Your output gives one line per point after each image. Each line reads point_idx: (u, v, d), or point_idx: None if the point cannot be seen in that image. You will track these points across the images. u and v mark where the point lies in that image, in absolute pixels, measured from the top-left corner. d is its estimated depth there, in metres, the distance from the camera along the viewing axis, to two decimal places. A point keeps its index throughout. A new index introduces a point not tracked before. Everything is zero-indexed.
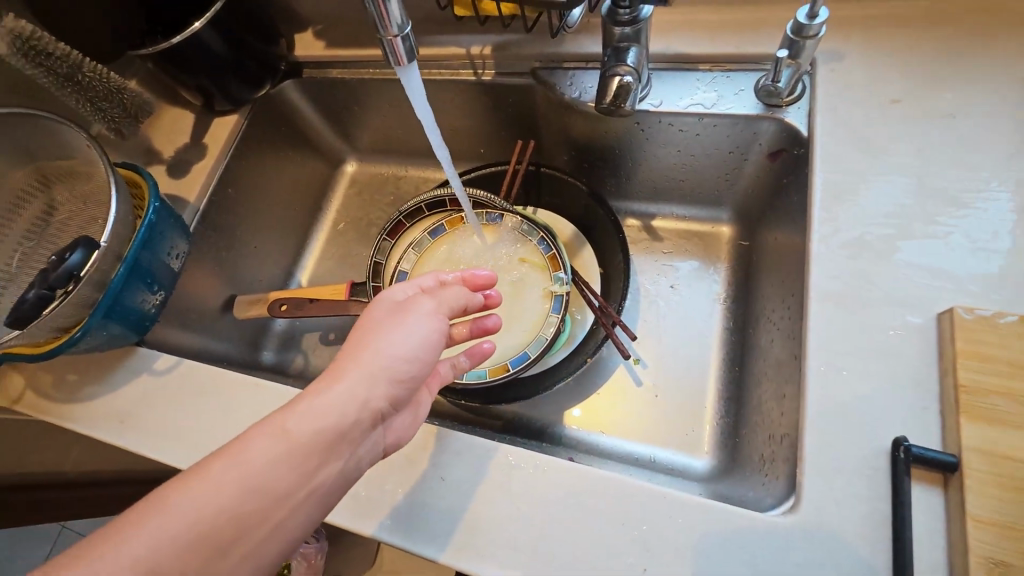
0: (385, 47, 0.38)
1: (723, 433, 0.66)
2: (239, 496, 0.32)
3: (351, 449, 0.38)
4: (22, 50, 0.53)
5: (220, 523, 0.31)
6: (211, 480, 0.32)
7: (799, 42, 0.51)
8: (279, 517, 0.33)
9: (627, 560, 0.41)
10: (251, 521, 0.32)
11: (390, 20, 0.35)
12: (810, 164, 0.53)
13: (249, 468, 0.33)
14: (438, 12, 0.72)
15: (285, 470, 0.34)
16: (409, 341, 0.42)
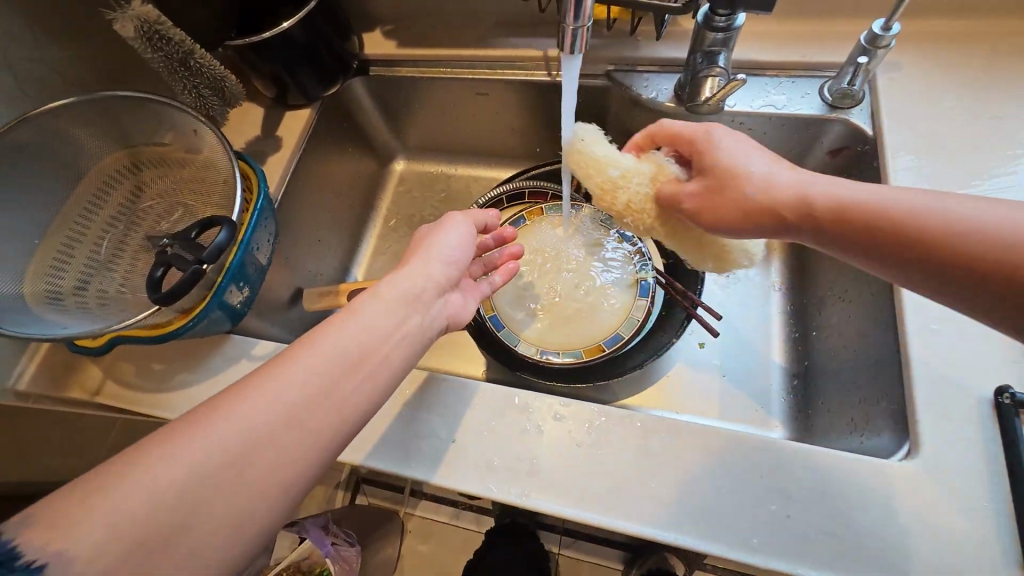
0: (565, 37, 0.41)
1: (794, 406, 0.72)
2: (351, 332, 0.39)
3: (423, 326, 0.45)
4: (148, 36, 0.53)
5: (335, 359, 0.38)
6: (329, 327, 0.39)
7: (873, 49, 0.58)
8: (344, 393, 0.37)
9: (769, 507, 0.45)
10: (318, 396, 0.36)
11: (581, 14, 0.39)
12: (883, 158, 0.60)
13: (315, 349, 0.38)
14: (537, 14, 0.78)
15: (383, 315, 0.42)
16: (453, 238, 0.52)
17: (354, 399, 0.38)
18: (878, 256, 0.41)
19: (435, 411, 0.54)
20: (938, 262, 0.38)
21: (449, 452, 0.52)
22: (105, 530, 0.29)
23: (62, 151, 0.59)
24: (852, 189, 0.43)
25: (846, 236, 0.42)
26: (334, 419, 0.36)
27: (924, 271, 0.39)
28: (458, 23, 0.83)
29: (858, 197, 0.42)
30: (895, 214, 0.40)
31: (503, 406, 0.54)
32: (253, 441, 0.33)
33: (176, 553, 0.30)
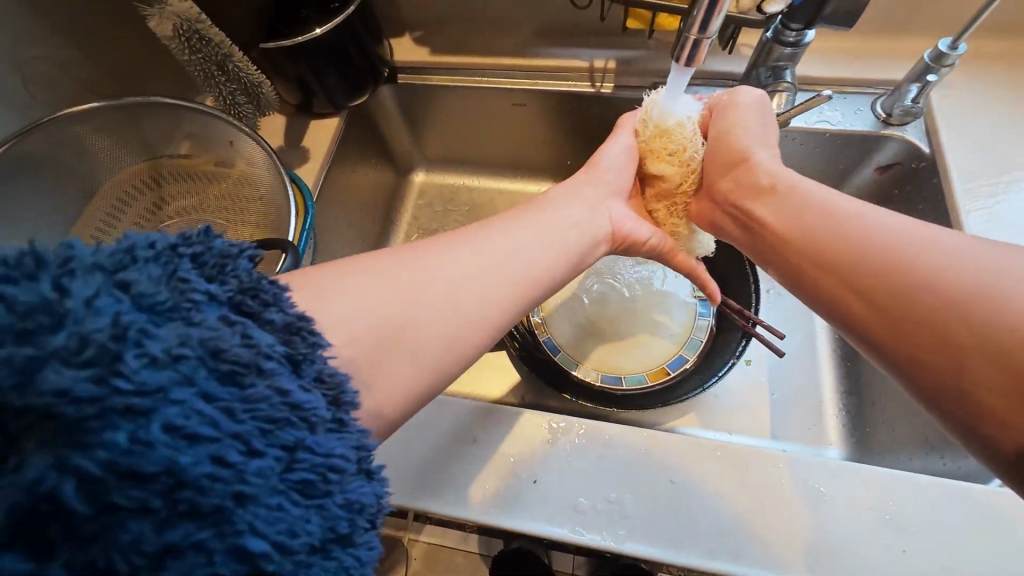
0: (682, 43, 0.43)
1: (848, 423, 0.70)
2: (541, 219, 0.47)
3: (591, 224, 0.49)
4: (186, 35, 0.49)
5: (530, 241, 0.44)
6: (524, 212, 0.47)
7: (938, 67, 0.57)
8: (526, 265, 0.42)
9: (882, 542, 0.44)
10: (508, 259, 0.42)
11: (706, 26, 0.41)
12: (947, 178, 0.60)
13: (506, 226, 0.44)
14: (597, 23, 0.75)
15: (564, 209, 0.49)
16: (620, 150, 0.56)
17: (538, 274, 0.43)
18: (888, 319, 0.35)
19: (506, 448, 0.51)
20: (941, 330, 0.32)
21: (531, 494, 0.48)
22: (350, 312, 0.34)
23: (78, 162, 0.54)
24: (908, 232, 0.36)
25: (854, 281, 0.37)
26: (520, 286, 0.42)
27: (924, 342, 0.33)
28: (494, 31, 0.80)
29: (903, 244, 0.36)
30: (943, 271, 0.33)
31: (584, 442, 0.51)
32: (456, 281, 0.39)
33: (395, 353, 0.35)
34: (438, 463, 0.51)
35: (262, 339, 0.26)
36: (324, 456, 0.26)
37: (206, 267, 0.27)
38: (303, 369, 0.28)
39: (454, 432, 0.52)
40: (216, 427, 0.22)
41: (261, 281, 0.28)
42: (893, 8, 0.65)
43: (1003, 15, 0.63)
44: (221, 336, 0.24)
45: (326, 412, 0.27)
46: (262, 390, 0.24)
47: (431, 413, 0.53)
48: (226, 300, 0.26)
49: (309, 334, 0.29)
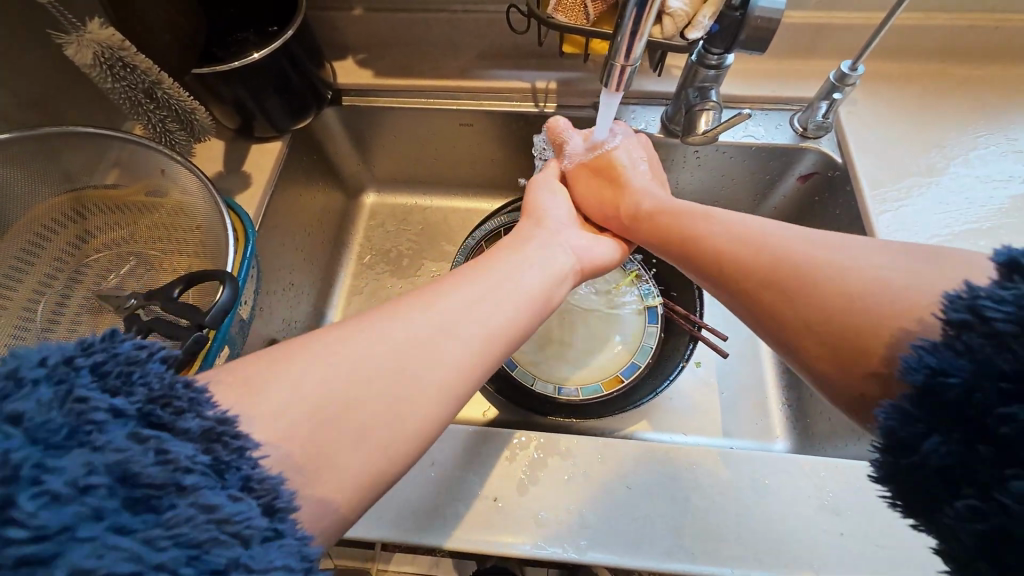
0: (612, 70, 0.46)
1: (790, 416, 0.74)
2: (507, 261, 0.48)
3: (556, 265, 0.50)
4: (108, 63, 0.47)
5: (495, 286, 0.43)
6: (490, 258, 0.48)
7: (842, 86, 0.63)
8: (483, 318, 0.40)
9: (822, 527, 0.47)
10: (464, 315, 0.40)
11: (631, 54, 0.44)
12: (857, 185, 0.66)
13: (463, 285, 0.42)
14: (536, 46, 0.78)
15: (518, 256, 0.49)
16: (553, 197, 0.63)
17: (498, 326, 0.41)
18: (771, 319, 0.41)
19: (466, 468, 0.51)
20: (807, 326, 0.38)
21: (492, 512, 0.48)
22: (290, 396, 0.31)
23: None
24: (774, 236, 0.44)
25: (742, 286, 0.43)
26: (481, 342, 0.39)
27: (796, 336, 0.39)
28: (437, 53, 0.81)
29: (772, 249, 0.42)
30: (804, 271, 0.39)
31: (541, 455, 0.51)
32: (412, 350, 0.36)
33: (349, 432, 0.32)
34: (396, 490, 0.50)
35: (179, 451, 0.25)
36: (261, 573, 0.24)
37: (109, 375, 0.27)
38: (230, 476, 0.27)
39: None
40: (133, 561, 0.22)
41: (176, 386, 0.28)
42: (802, 33, 0.71)
43: (893, 39, 0.71)
44: (131, 456, 0.24)
45: (264, 521, 0.26)
46: (182, 512, 0.24)
47: None
48: (135, 412, 0.26)
49: (234, 437, 0.28)
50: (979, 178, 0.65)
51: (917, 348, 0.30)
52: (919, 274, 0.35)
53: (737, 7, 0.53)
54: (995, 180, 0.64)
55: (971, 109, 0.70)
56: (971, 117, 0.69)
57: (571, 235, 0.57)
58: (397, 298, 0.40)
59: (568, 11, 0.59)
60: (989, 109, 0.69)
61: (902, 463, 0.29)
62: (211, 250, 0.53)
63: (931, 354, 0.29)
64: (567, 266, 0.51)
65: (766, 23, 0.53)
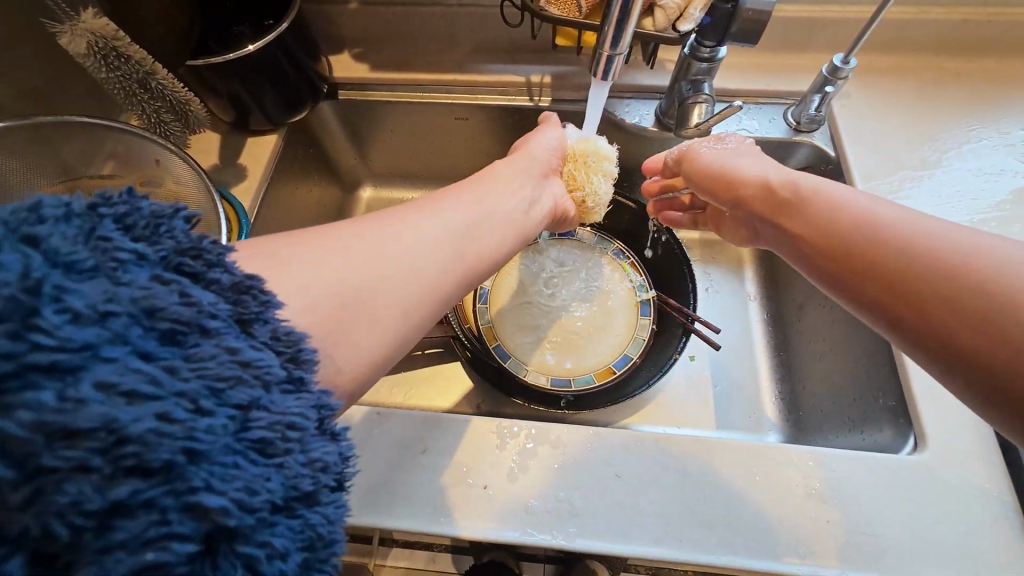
0: (600, 59, 0.46)
1: (783, 409, 0.74)
2: (500, 187, 0.48)
3: (536, 208, 0.51)
4: (102, 52, 0.47)
5: (494, 207, 0.46)
6: (483, 179, 0.49)
7: (835, 79, 0.64)
8: (481, 239, 0.43)
9: (810, 515, 0.47)
10: (465, 232, 0.42)
11: (618, 43, 0.44)
12: (850, 178, 0.66)
13: (466, 205, 0.44)
14: (530, 40, 0.78)
15: (508, 187, 0.49)
16: (549, 141, 0.59)
17: (494, 247, 0.43)
18: (934, 321, 0.32)
19: (456, 456, 0.51)
20: (987, 329, 0.30)
21: (483, 499, 0.49)
22: (306, 278, 0.32)
23: None
24: (936, 227, 0.35)
25: (891, 277, 0.35)
26: (480, 254, 0.42)
27: (970, 341, 0.30)
28: (432, 47, 0.81)
29: (935, 239, 0.34)
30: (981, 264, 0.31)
31: (531, 443, 0.52)
32: (420, 253, 0.38)
33: (362, 318, 0.34)
34: (380, 477, 0.50)
35: (201, 296, 0.25)
36: (281, 415, 0.25)
37: (136, 227, 0.25)
38: (256, 329, 0.27)
39: (404, 444, 0.52)
40: (155, 385, 0.21)
41: (203, 241, 0.27)
42: (795, 27, 0.71)
43: (887, 33, 0.71)
44: (155, 293, 0.23)
45: (282, 371, 0.26)
46: (207, 349, 0.24)
47: (372, 428, 0.53)
48: (161, 260, 0.25)
49: (262, 292, 0.28)
50: (971, 172, 0.65)
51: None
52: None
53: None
54: (987, 174, 0.65)
55: (964, 103, 0.70)
56: (964, 111, 0.69)
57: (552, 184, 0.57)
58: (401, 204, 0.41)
59: (561, 4, 0.59)
60: (982, 103, 0.69)
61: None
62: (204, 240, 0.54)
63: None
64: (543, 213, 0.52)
65: (757, 15, 0.54)
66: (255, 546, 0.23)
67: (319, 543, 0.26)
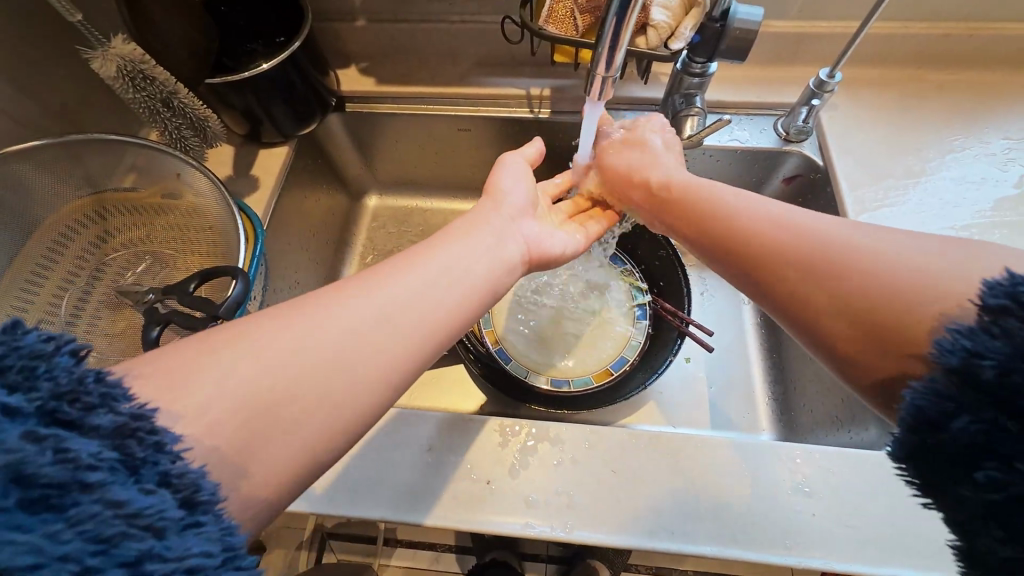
0: (596, 81, 0.50)
1: (776, 409, 0.77)
2: (453, 252, 0.45)
3: (504, 253, 0.49)
4: (130, 75, 0.51)
5: (445, 278, 0.43)
6: (441, 241, 0.46)
7: (821, 92, 0.67)
8: (423, 312, 0.41)
9: (796, 507, 0.50)
10: (405, 309, 0.40)
11: (612, 64, 0.48)
12: (838, 187, 0.68)
13: (403, 276, 0.41)
14: (530, 56, 0.82)
15: (463, 251, 0.46)
16: (514, 182, 0.57)
17: (438, 320, 0.41)
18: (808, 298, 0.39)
19: (462, 453, 0.54)
20: (850, 309, 0.37)
21: (486, 494, 0.51)
22: (207, 398, 0.31)
23: (18, 200, 0.54)
24: (814, 218, 0.41)
25: (778, 265, 0.41)
26: (424, 330, 0.40)
27: (836, 317, 0.37)
28: (436, 61, 0.85)
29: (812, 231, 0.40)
30: (847, 252, 0.38)
31: (531, 441, 0.54)
32: (351, 339, 0.37)
33: (278, 429, 0.33)
34: (398, 471, 0.53)
35: (80, 449, 0.25)
36: (177, 561, 0.25)
37: (10, 371, 0.25)
38: (144, 473, 0.27)
39: (411, 443, 0.55)
40: (34, 553, 0.22)
41: (85, 381, 0.27)
42: (783, 42, 0.74)
43: (871, 48, 0.74)
44: (25, 458, 0.23)
45: (178, 512, 0.26)
46: (85, 509, 0.24)
47: (394, 426, 0.56)
48: (36, 410, 0.25)
49: (149, 433, 0.27)
50: (953, 181, 0.68)
51: (953, 332, 0.29)
52: (962, 261, 0.34)
53: (718, 18, 0.57)
54: (969, 183, 0.67)
55: (948, 114, 0.72)
56: (947, 122, 0.72)
57: (525, 223, 0.54)
58: (345, 279, 0.41)
59: (559, 23, 0.62)
60: (966, 114, 0.72)
61: (929, 442, 0.29)
62: (222, 250, 0.57)
63: (967, 337, 0.28)
64: (514, 258, 0.49)
65: (744, 34, 0.57)
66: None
67: None
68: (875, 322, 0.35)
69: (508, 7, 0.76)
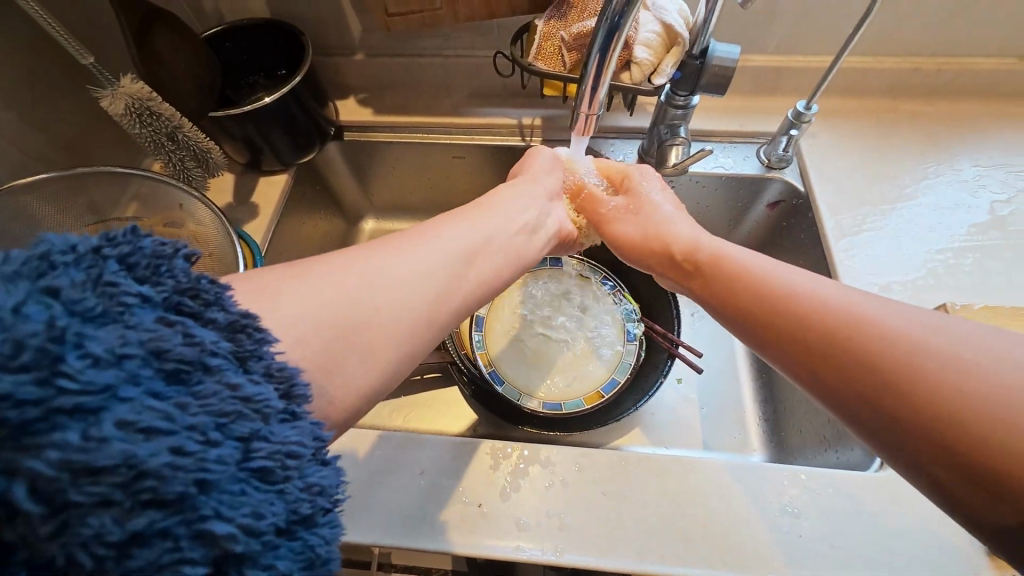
0: (582, 120, 0.53)
1: (766, 430, 0.78)
2: (497, 217, 0.51)
3: (534, 226, 0.55)
4: (138, 112, 0.54)
5: (488, 237, 0.48)
6: (484, 209, 0.52)
7: (799, 123, 0.69)
8: (467, 266, 0.45)
9: (783, 529, 0.51)
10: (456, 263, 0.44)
11: (597, 104, 0.51)
12: (818, 213, 0.71)
13: (454, 233, 0.46)
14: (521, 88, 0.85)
15: (507, 217, 0.52)
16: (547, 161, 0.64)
17: (476, 281, 0.45)
18: (854, 388, 0.35)
19: (454, 476, 0.55)
20: (949, 452, 0.30)
21: (477, 516, 0.52)
22: (294, 318, 0.34)
23: (25, 231, 0.56)
24: (899, 318, 0.35)
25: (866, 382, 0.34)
26: (471, 282, 0.45)
27: (933, 458, 0.31)
28: (432, 91, 0.88)
29: (907, 344, 0.34)
30: (954, 383, 0.31)
31: (523, 463, 0.55)
32: (415, 281, 0.40)
33: (350, 349, 0.36)
34: (391, 494, 0.54)
35: (204, 336, 0.26)
36: (280, 445, 0.26)
37: (137, 267, 0.26)
38: (251, 365, 0.28)
39: (403, 466, 0.55)
40: (168, 421, 0.23)
41: (201, 281, 0.28)
42: (762, 75, 0.78)
43: (846, 81, 0.78)
44: (161, 336, 0.24)
45: (279, 403, 0.28)
46: (209, 388, 0.25)
47: (389, 446, 0.57)
48: (163, 300, 0.26)
49: (256, 330, 0.29)
50: (929, 207, 0.70)
51: None
52: None
53: (697, 56, 0.61)
54: (944, 209, 0.70)
55: (921, 142, 0.76)
56: (921, 150, 0.75)
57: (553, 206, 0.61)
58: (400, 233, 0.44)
59: (547, 59, 0.66)
60: (938, 143, 0.75)
61: None
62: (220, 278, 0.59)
63: None
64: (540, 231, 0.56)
65: (723, 70, 0.60)
66: (261, 569, 0.25)
67: (318, 563, 0.28)
68: (975, 464, 0.29)
69: (500, 43, 0.80)
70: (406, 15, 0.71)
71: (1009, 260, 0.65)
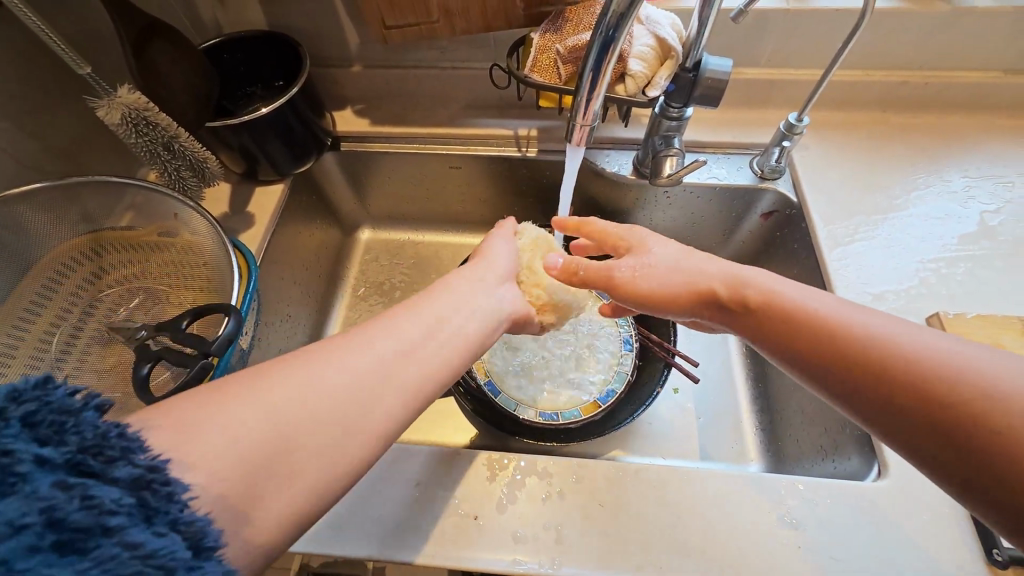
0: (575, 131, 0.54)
1: (763, 440, 0.77)
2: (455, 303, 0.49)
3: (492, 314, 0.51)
4: (134, 122, 0.54)
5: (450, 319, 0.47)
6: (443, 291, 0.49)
7: (791, 135, 0.70)
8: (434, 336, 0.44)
9: (782, 539, 0.50)
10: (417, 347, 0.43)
11: (590, 115, 0.52)
12: (812, 221, 0.72)
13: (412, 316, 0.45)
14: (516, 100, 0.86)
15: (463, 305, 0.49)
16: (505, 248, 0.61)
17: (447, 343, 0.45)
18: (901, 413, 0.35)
19: (450, 489, 0.54)
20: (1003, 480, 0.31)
21: (473, 529, 0.51)
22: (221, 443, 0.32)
23: (15, 240, 0.56)
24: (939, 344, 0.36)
25: (895, 405, 0.36)
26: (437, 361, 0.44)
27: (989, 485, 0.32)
28: (429, 103, 0.89)
29: (935, 360, 0.35)
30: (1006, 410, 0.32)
31: (520, 475, 0.55)
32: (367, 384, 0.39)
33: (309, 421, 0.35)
34: (387, 507, 0.53)
35: (105, 495, 0.26)
36: None
37: (41, 425, 0.27)
38: (157, 518, 0.27)
39: (399, 478, 0.55)
40: None
41: (110, 433, 0.28)
42: (754, 87, 0.79)
43: (837, 93, 0.79)
44: (56, 503, 0.25)
45: (187, 551, 0.27)
46: (106, 551, 0.25)
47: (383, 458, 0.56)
48: (64, 462, 0.26)
49: (164, 483, 0.28)
50: (919, 217, 0.71)
51: None
52: None
53: (690, 69, 0.61)
54: (934, 219, 0.71)
55: (911, 153, 0.77)
56: (911, 160, 0.76)
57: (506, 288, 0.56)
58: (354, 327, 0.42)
59: (543, 71, 0.66)
60: (928, 154, 0.77)
61: None
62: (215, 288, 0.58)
63: None
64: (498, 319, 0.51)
65: (717, 83, 0.59)
66: None
67: None
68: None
69: (496, 55, 0.81)
70: (404, 27, 0.72)
71: (1000, 268, 0.66)
